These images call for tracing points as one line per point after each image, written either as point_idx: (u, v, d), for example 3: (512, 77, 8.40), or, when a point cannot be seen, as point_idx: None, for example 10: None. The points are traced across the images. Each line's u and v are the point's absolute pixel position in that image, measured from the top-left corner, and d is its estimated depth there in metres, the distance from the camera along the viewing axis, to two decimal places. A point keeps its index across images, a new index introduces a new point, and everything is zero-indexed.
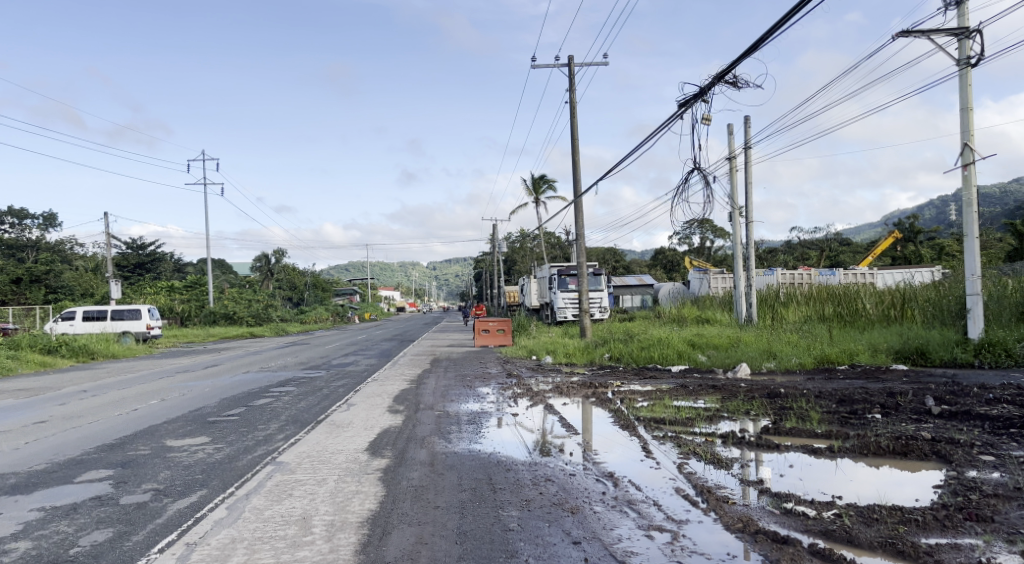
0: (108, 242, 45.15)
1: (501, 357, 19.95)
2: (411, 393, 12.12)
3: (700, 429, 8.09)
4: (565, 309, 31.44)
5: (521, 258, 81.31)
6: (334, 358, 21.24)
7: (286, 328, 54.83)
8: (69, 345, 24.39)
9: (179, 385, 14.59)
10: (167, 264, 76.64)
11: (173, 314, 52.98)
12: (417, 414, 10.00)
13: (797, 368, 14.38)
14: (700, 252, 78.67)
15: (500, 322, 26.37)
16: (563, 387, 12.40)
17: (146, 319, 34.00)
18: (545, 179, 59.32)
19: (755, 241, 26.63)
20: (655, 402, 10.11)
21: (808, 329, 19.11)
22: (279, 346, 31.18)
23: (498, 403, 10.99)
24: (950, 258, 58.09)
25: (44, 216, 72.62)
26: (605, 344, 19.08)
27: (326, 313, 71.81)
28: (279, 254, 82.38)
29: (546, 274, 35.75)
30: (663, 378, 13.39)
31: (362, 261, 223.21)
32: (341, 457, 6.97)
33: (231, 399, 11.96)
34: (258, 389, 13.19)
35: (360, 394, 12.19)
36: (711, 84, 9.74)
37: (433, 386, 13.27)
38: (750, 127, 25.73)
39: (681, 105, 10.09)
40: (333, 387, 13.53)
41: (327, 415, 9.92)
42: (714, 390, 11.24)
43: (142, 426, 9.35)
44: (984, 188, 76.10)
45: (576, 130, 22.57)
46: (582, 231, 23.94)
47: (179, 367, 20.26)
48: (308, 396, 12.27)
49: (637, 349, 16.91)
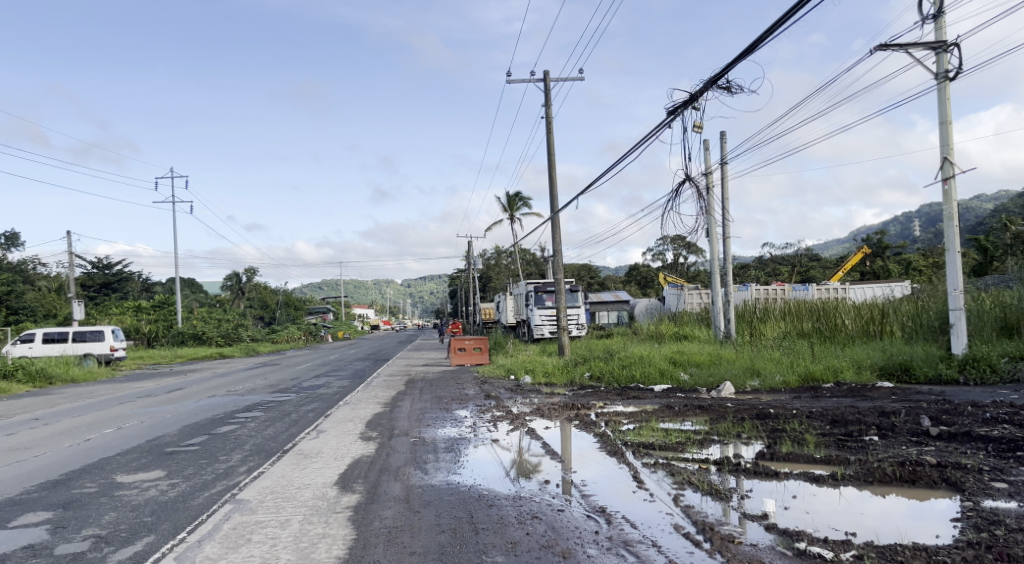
0: (71, 262, 43.76)
1: (478, 377, 19.38)
2: (385, 418, 11.51)
3: (692, 455, 7.64)
4: (543, 327, 31.02)
5: (496, 275, 80.94)
6: (305, 380, 20.49)
7: (256, 348, 53.56)
8: (24, 369, 23.29)
9: (139, 411, 13.79)
10: (134, 284, 74.78)
11: (139, 335, 51.50)
12: (390, 441, 9.40)
13: (782, 386, 14.05)
14: (674, 268, 79.02)
15: (476, 340, 25.85)
16: (545, 409, 11.89)
17: (109, 340, 32.86)
18: (519, 196, 59.14)
19: (732, 257, 26.50)
20: (642, 426, 9.64)
21: (790, 345, 18.85)
22: (248, 367, 30.26)
23: (477, 428, 10.44)
24: (917, 273, 59.01)
25: (5, 235, 70.52)
26: (585, 362, 18.61)
27: (298, 332, 70.51)
28: (250, 273, 80.88)
29: (522, 291, 35.33)
30: (647, 398, 12.95)
31: (336, 279, 221.13)
32: (307, 494, 6.38)
33: (193, 426, 11.25)
34: (222, 415, 12.48)
35: (331, 419, 11.55)
36: (703, 90, 9.42)
37: (408, 409, 12.68)
38: (726, 142, 25.71)
39: (672, 112, 9.75)
40: (302, 412, 12.86)
41: (294, 443, 9.31)
42: (701, 411, 10.83)
43: (92, 458, 8.63)
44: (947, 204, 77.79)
45: (552, 146, 22.33)
46: (559, 247, 23.58)
47: (141, 391, 19.34)
48: (275, 422, 11.60)
49: (617, 368, 16.48)
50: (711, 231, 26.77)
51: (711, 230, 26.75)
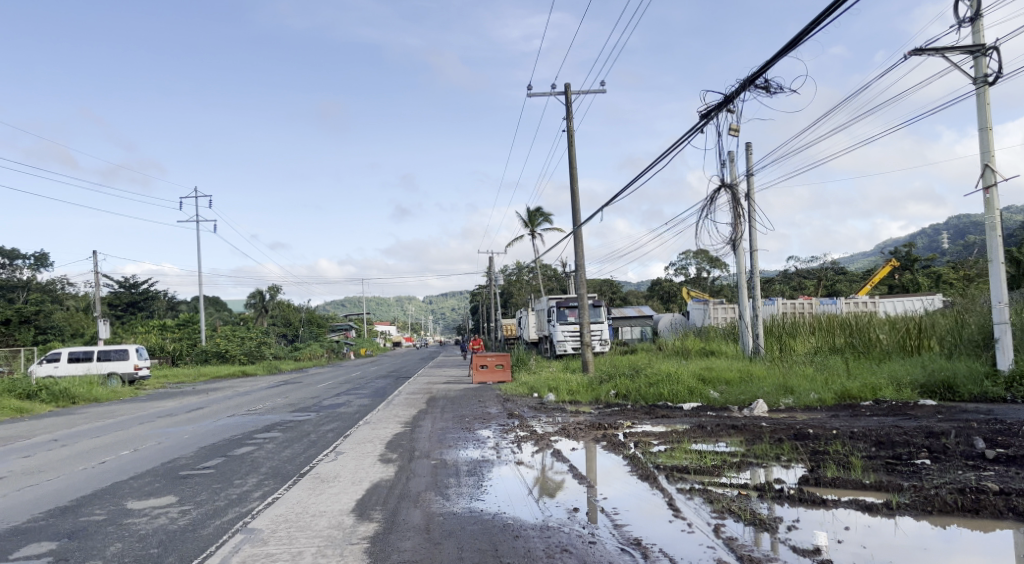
0: (98, 281, 44.31)
1: (500, 395, 18.97)
2: (405, 439, 11.16)
3: (729, 480, 7.19)
4: (565, 343, 30.54)
5: (517, 291, 80.63)
6: (326, 398, 20.25)
7: (279, 366, 53.67)
8: (48, 389, 23.35)
9: (158, 432, 13.60)
10: (160, 303, 75.67)
11: (164, 353, 51.94)
12: (411, 463, 9.04)
13: (818, 404, 13.45)
14: (697, 283, 78.12)
15: (498, 357, 25.46)
16: (570, 429, 11.45)
17: (134, 359, 33.05)
18: (540, 212, 58.87)
19: (759, 270, 25.91)
20: (673, 447, 9.17)
21: (823, 361, 18.20)
22: (270, 385, 30.13)
23: (501, 448, 10.05)
24: (948, 285, 57.59)
25: (36, 255, 71.94)
26: (610, 379, 18.13)
27: (321, 350, 70.65)
28: (273, 291, 81.43)
29: (544, 306, 34.93)
30: (676, 417, 12.44)
31: (358, 296, 222.48)
32: (322, 523, 6.05)
33: (210, 448, 11.01)
34: (240, 436, 12.22)
35: (350, 440, 11.24)
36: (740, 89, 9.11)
37: (429, 429, 12.31)
38: (752, 154, 25.25)
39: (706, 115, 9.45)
40: (321, 432, 12.58)
41: (311, 466, 9.00)
42: (734, 431, 10.34)
43: (104, 483, 8.37)
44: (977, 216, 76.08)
45: (574, 159, 22.04)
46: (582, 261, 23.18)
47: (162, 410, 19.22)
48: (293, 443, 11.32)
49: (644, 385, 15.98)
50: (738, 244, 26.24)
51: (737, 243, 26.23)
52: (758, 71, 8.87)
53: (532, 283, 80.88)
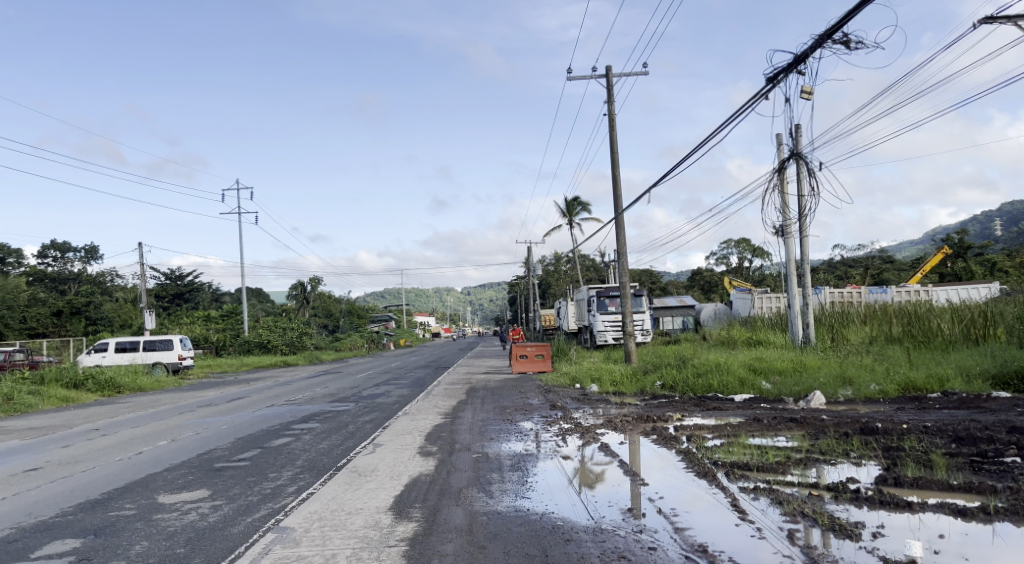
0: (143, 273, 45.27)
1: (541, 386, 18.51)
2: (445, 431, 10.77)
3: (797, 478, 6.59)
4: (606, 333, 29.94)
5: (555, 281, 80.12)
6: (364, 388, 20.09)
7: (319, 356, 54.27)
8: (95, 378, 23.76)
9: (197, 422, 13.51)
10: (204, 294, 77.33)
11: (208, 344, 52.97)
12: (451, 457, 8.63)
13: (879, 395, 12.66)
14: (738, 272, 76.57)
15: (538, 347, 25.02)
16: (617, 422, 10.90)
17: (178, 349, 33.61)
18: (578, 200, 58.16)
19: (810, 257, 24.88)
20: (730, 441, 8.57)
21: (882, 350, 17.26)
22: (311, 375, 30.27)
23: (546, 442, 9.55)
24: (1004, 273, 55.17)
25: (86, 248, 74.17)
26: (655, 370, 17.52)
27: (360, 340, 71.28)
28: (313, 282, 82.42)
29: (584, 295, 34.36)
30: (729, 410, 11.81)
31: (397, 288, 224.76)
32: (357, 522, 5.68)
33: (247, 439, 10.80)
34: (278, 427, 12.02)
35: (388, 432, 10.89)
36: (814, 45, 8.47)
37: (469, 420, 11.93)
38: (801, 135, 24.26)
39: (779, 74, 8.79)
40: (360, 423, 12.29)
41: (348, 459, 8.68)
42: (794, 425, 9.65)
43: (138, 476, 8.18)
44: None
45: (615, 144, 21.42)
46: (624, 248, 22.56)
47: (204, 400, 19.30)
48: (331, 434, 11.03)
49: (692, 376, 15.36)
50: (787, 229, 25.28)
51: (786, 229, 25.27)
52: (835, 25, 8.15)
53: (570, 273, 80.10)
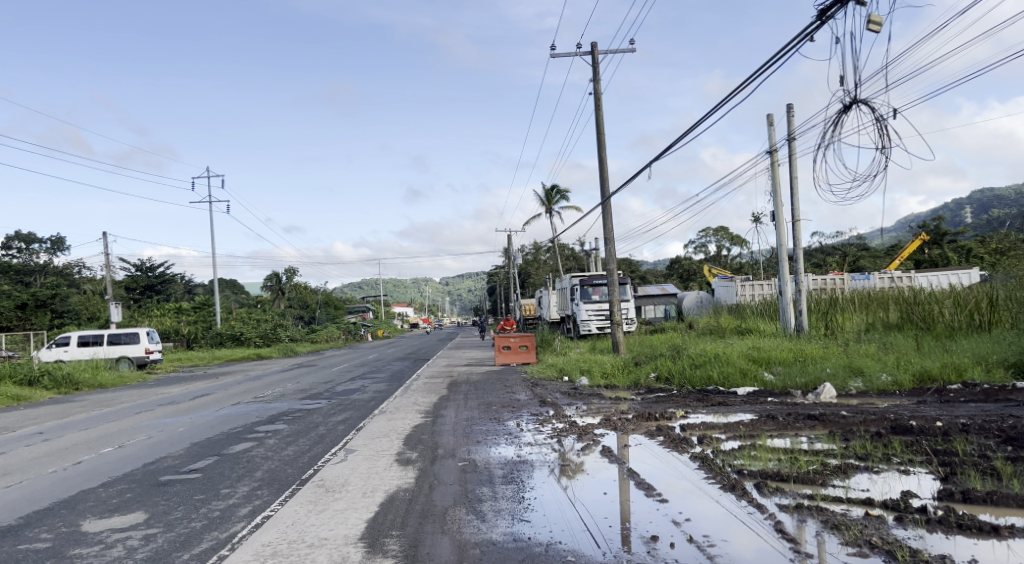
0: (108, 264, 43.33)
1: (527, 379, 17.46)
2: (426, 433, 9.67)
3: (842, 491, 5.61)
4: (590, 322, 29.00)
5: (534, 271, 79.35)
6: (339, 383, 18.86)
7: (295, 348, 52.77)
8: (51, 374, 22.27)
9: (152, 423, 12.21)
10: (176, 285, 75.17)
11: (179, 337, 51.18)
12: (435, 467, 7.50)
13: (893, 388, 11.81)
14: (716, 260, 76.45)
15: (522, 337, 24.03)
16: (616, 422, 9.85)
17: (145, 342, 32.05)
18: (557, 189, 57.16)
19: (803, 242, 24.08)
20: (749, 446, 7.57)
21: (887, 339, 16.46)
22: (284, 369, 28.93)
23: (540, 446, 8.48)
24: (979, 260, 55.50)
25: (52, 239, 71.67)
26: (648, 360, 16.59)
27: (337, 332, 69.76)
28: (289, 273, 80.59)
29: (567, 284, 33.37)
30: (736, 405, 10.83)
31: (375, 279, 222.93)
32: (320, 559, 4.58)
33: (204, 444, 9.60)
34: (240, 430, 10.77)
35: (363, 435, 9.75)
36: None
37: (453, 420, 10.85)
38: (793, 116, 23.38)
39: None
40: (332, 423, 11.13)
41: (315, 469, 7.55)
42: (815, 423, 8.68)
43: (65, 496, 6.96)
44: None
45: (602, 124, 20.40)
46: (612, 235, 21.54)
47: (166, 397, 17.93)
48: (298, 438, 9.86)
49: (689, 368, 14.47)
50: (778, 214, 24.47)
51: (777, 214, 24.45)
52: None
53: (550, 263, 79.19)
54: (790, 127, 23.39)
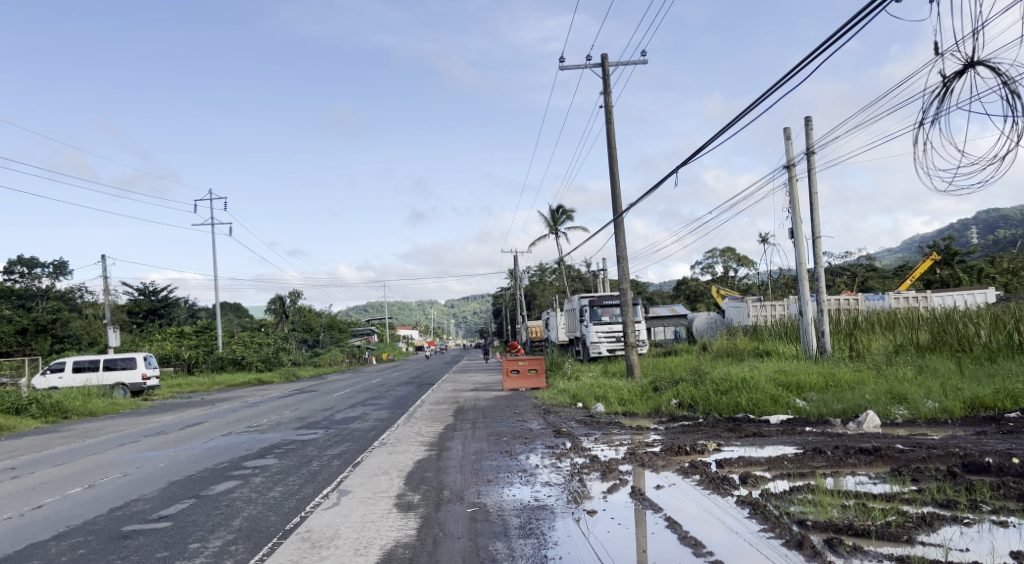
0: (107, 288, 42.57)
1: (538, 406, 16.42)
2: (429, 471, 8.65)
3: (938, 553, 4.59)
4: (600, 344, 27.98)
5: (540, 293, 78.43)
6: (338, 411, 17.84)
7: (298, 372, 51.78)
8: (39, 403, 21.27)
9: (133, 458, 11.18)
10: (179, 309, 74.46)
11: (180, 361, 50.29)
12: (439, 515, 6.46)
13: (942, 416, 10.79)
14: (723, 281, 75.48)
15: (531, 361, 22.99)
16: (643, 457, 8.84)
17: (142, 368, 31.15)
18: (562, 210, 56.44)
19: (824, 259, 23.16)
20: (804, 488, 6.54)
21: (924, 362, 15.38)
22: (284, 395, 27.92)
23: (559, 487, 7.44)
24: (993, 281, 54.32)
25: (56, 263, 71.33)
26: (668, 384, 15.55)
27: (341, 355, 68.77)
28: (293, 296, 79.88)
29: (575, 305, 32.39)
30: (773, 438, 9.79)
31: (380, 302, 222.46)
32: None
33: (183, 483, 8.59)
34: (225, 466, 9.75)
35: (359, 472, 8.71)
36: None
37: (459, 454, 9.82)
38: (811, 129, 22.63)
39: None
40: (327, 458, 10.13)
41: (302, 518, 6.53)
42: (871, 459, 7.66)
43: (5, 553, 5.95)
44: (1014, 212, 72.62)
45: (613, 135, 19.61)
46: (625, 252, 20.62)
47: (155, 427, 16.94)
48: (287, 476, 8.82)
49: (714, 394, 13.48)
50: (796, 230, 23.63)
51: (796, 230, 23.60)
52: None
53: (556, 284, 78.26)
54: (808, 140, 22.62)
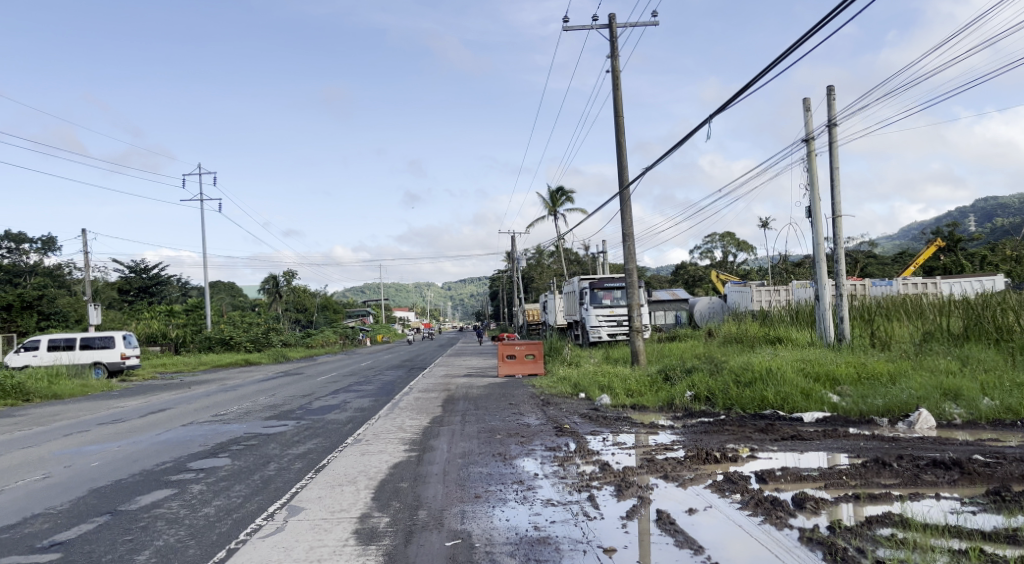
0: (89, 264, 40.89)
1: (537, 396, 14.93)
2: (402, 482, 7.09)
3: None
4: (600, 329, 26.46)
5: (537, 276, 77.00)
6: (317, 398, 16.28)
7: (288, 354, 50.32)
8: None
9: (67, 453, 9.59)
10: (171, 288, 72.92)
11: (167, 341, 48.85)
12: (410, 551, 4.93)
13: (1006, 417, 9.32)
14: (722, 266, 74.05)
15: (528, 346, 21.50)
16: (664, 467, 7.33)
17: (121, 347, 29.59)
18: (562, 191, 54.81)
19: (844, 240, 21.61)
20: (886, 521, 5.03)
21: (964, 353, 13.89)
22: (267, 378, 26.33)
23: (564, 507, 5.92)
24: (997, 268, 52.74)
25: (44, 239, 69.73)
26: (680, 374, 14.03)
27: (334, 336, 67.32)
28: (287, 275, 78.23)
29: (574, 287, 30.89)
30: (816, 443, 8.30)
31: (377, 284, 221.12)
32: None
33: (105, 493, 6.98)
34: (166, 468, 8.16)
35: (318, 482, 7.12)
36: None
37: (443, 458, 8.27)
38: (834, 98, 20.97)
39: None
40: (288, 459, 8.55)
41: (228, 554, 4.95)
42: (954, 476, 6.20)
43: None
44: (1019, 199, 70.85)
45: (620, 100, 18.00)
46: (631, 229, 19.03)
47: (117, 413, 15.37)
48: (234, 484, 7.24)
49: (735, 385, 12.01)
50: (814, 209, 22.08)
51: (814, 209, 22.03)
52: None
53: (553, 267, 76.74)
54: (831, 111, 20.96)
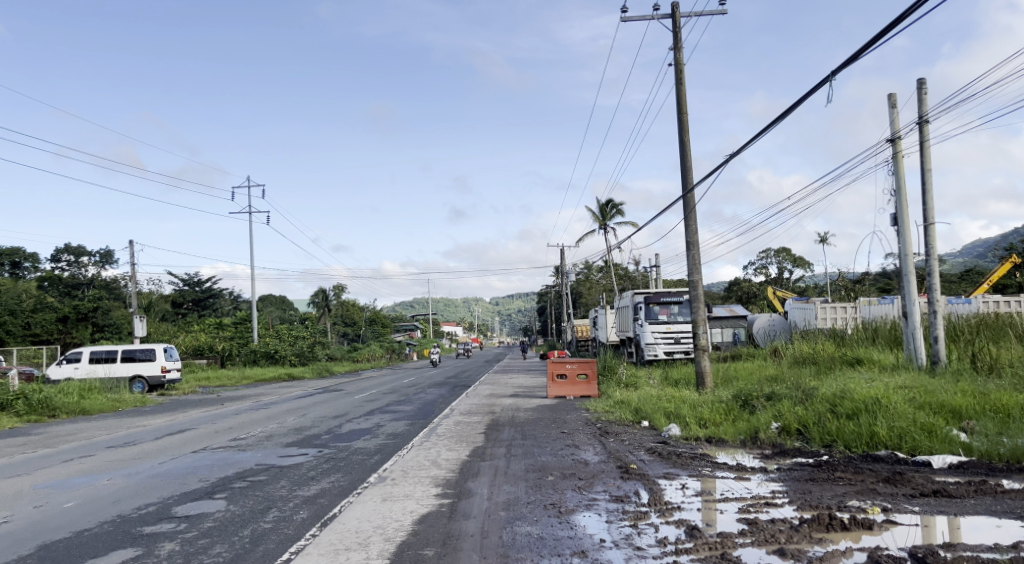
0: (137, 276, 40.82)
1: (592, 423, 13.14)
2: (425, 548, 5.39)
3: None
4: (656, 346, 24.43)
5: (585, 291, 74.99)
6: (349, 420, 14.82)
7: (332, 369, 49.52)
8: (26, 398, 18.82)
9: (49, 487, 8.27)
10: (223, 300, 73.54)
11: (213, 353, 48.61)
12: None
13: None
14: (777, 283, 70.64)
15: (580, 364, 19.69)
16: (776, 536, 5.46)
17: (161, 360, 28.87)
18: (612, 204, 52.87)
19: (937, 251, 19.15)
20: None
21: None
22: (305, 394, 25.16)
23: None
24: None
25: (103, 253, 71.31)
26: (761, 401, 12.05)
27: (380, 351, 66.55)
28: (336, 289, 78.21)
29: (627, 301, 28.92)
30: (971, 504, 6.28)
31: (425, 299, 222.03)
32: None
33: (54, 552, 5.51)
34: (146, 514, 6.70)
35: (319, 545, 5.51)
36: None
37: (481, 509, 6.55)
38: (926, 92, 18.69)
39: None
40: (294, 505, 6.96)
41: None
42: None
43: None
44: None
45: (684, 96, 16.24)
46: (696, 237, 17.10)
47: (135, 432, 14.17)
48: (216, 542, 5.69)
49: (835, 418, 10.00)
50: (901, 217, 19.74)
51: (901, 216, 19.70)
52: None
53: (602, 282, 74.59)
54: (922, 106, 18.67)
